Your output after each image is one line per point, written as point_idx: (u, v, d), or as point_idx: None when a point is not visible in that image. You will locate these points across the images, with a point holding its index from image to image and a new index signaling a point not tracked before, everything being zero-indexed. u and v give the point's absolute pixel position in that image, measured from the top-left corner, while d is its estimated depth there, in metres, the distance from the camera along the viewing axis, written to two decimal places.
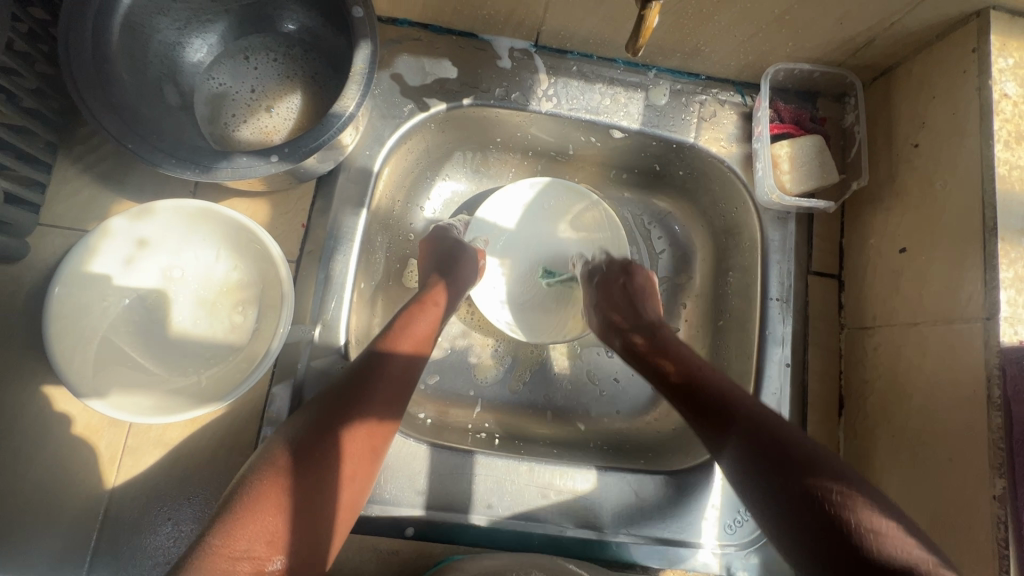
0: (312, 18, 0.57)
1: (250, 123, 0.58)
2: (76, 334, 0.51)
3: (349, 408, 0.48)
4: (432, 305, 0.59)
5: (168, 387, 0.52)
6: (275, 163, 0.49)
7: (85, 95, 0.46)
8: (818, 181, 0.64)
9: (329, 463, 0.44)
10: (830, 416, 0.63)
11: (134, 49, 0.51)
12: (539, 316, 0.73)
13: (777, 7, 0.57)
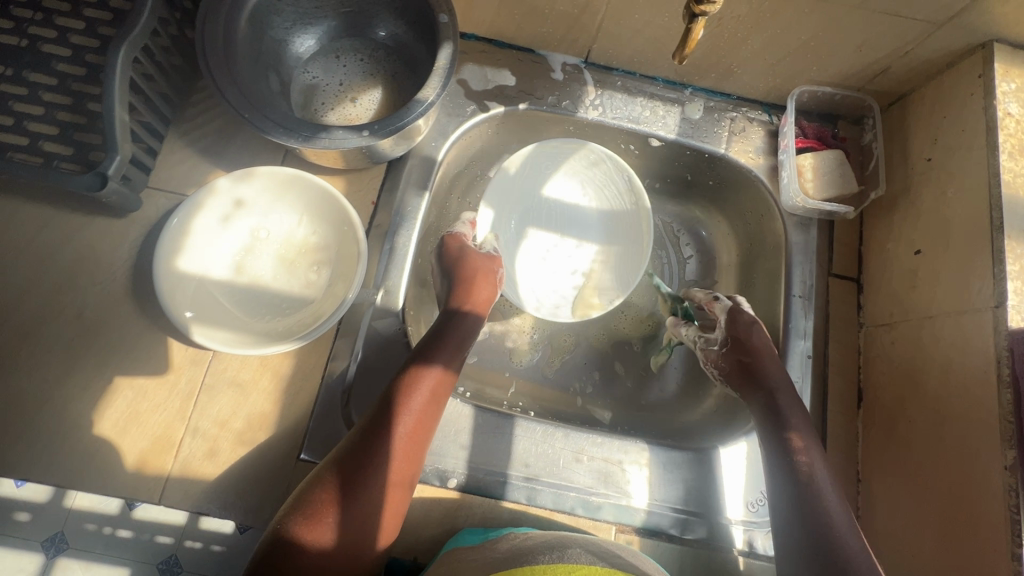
0: (398, 28, 0.66)
1: (337, 112, 0.67)
2: (177, 275, 0.57)
3: (382, 438, 0.51)
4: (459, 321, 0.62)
5: (250, 331, 0.59)
6: (366, 137, 0.57)
7: (217, 72, 0.55)
8: (838, 190, 0.70)
9: (367, 497, 0.49)
10: (850, 407, 0.67)
11: (254, 39, 0.60)
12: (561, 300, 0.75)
13: (804, 34, 0.65)
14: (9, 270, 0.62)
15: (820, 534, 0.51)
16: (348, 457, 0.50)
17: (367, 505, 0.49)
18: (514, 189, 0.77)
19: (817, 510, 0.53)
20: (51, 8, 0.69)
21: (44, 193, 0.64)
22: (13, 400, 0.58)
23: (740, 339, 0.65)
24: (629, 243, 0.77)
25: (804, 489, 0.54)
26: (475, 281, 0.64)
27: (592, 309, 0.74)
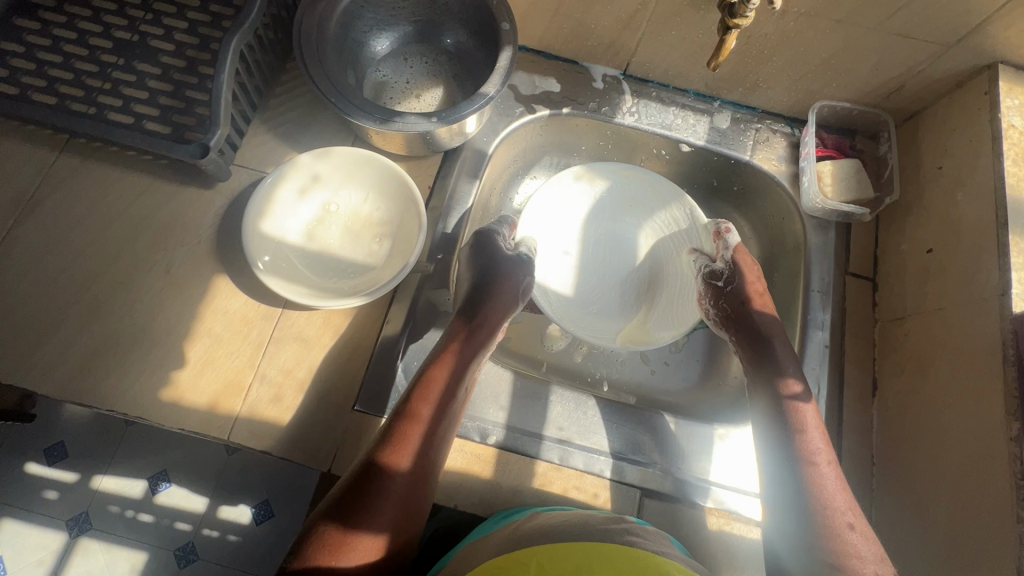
0: (461, 36, 0.75)
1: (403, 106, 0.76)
2: (261, 237, 0.65)
3: (426, 418, 0.57)
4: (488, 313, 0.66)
5: (320, 289, 0.66)
6: (434, 122, 0.65)
7: (311, 62, 0.64)
8: (855, 194, 0.76)
9: (417, 472, 0.55)
10: (866, 395, 0.71)
11: (341, 38, 0.69)
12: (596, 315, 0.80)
13: (825, 52, 0.72)
14: (107, 228, 0.69)
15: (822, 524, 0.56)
16: (398, 436, 0.55)
17: (416, 480, 0.54)
18: (550, 224, 0.83)
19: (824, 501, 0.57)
20: (160, 10, 0.80)
21: (143, 164, 0.72)
22: (105, 342, 0.65)
23: (744, 280, 0.73)
24: (678, 276, 0.82)
25: (810, 481, 0.59)
26: (502, 276, 0.67)
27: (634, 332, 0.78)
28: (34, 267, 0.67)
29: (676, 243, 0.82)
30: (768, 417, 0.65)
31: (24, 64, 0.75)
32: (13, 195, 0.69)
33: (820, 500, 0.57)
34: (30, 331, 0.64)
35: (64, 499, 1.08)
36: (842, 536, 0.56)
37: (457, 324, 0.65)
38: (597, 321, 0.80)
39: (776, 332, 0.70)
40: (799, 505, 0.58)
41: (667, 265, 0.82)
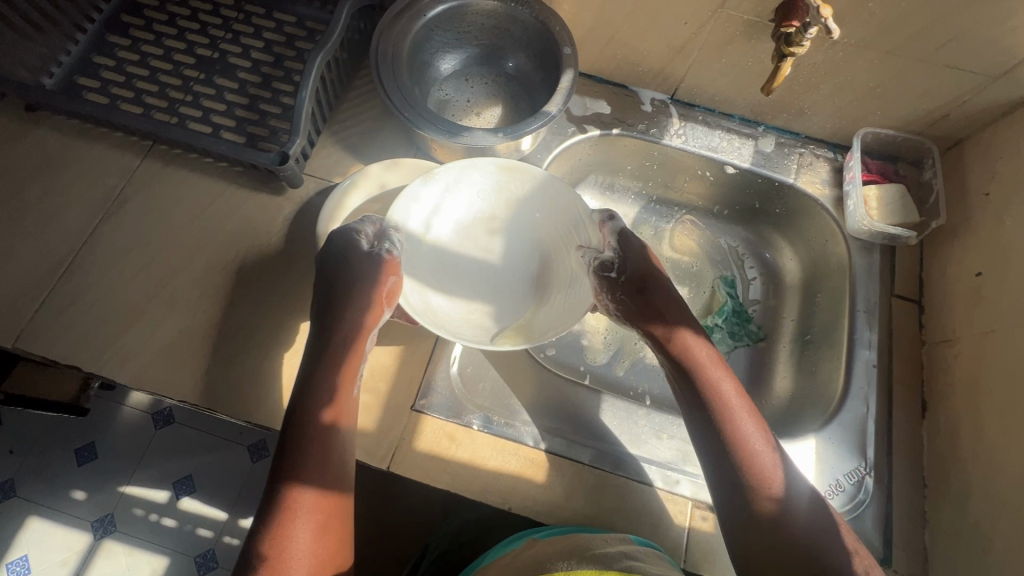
0: (521, 60, 0.79)
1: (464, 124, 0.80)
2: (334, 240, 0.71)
3: (322, 395, 0.58)
4: (346, 305, 0.62)
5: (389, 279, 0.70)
6: (501, 137, 0.68)
7: (386, 81, 0.69)
8: (901, 218, 0.78)
9: (325, 444, 0.56)
10: (915, 415, 0.72)
11: (412, 60, 0.74)
12: (475, 322, 0.70)
13: (872, 81, 0.75)
14: (184, 230, 0.74)
15: (768, 521, 0.54)
16: (294, 419, 0.57)
17: (326, 450, 0.56)
18: (432, 193, 0.70)
19: (762, 497, 0.55)
20: (239, 31, 0.86)
21: (220, 171, 0.77)
22: (179, 337, 0.68)
23: (635, 265, 0.68)
24: (573, 277, 0.72)
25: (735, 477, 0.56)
26: (352, 269, 0.63)
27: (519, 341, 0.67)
28: (116, 264, 0.71)
29: (567, 239, 0.74)
30: (689, 416, 0.61)
31: (114, 76, 0.81)
32: (100, 197, 0.74)
33: (758, 498, 0.55)
34: (111, 324, 0.68)
35: (91, 501, 1.20)
36: (800, 530, 0.53)
37: (325, 320, 0.62)
38: (465, 299, 0.72)
39: (682, 317, 0.65)
40: (735, 503, 0.56)
41: (559, 264, 0.73)
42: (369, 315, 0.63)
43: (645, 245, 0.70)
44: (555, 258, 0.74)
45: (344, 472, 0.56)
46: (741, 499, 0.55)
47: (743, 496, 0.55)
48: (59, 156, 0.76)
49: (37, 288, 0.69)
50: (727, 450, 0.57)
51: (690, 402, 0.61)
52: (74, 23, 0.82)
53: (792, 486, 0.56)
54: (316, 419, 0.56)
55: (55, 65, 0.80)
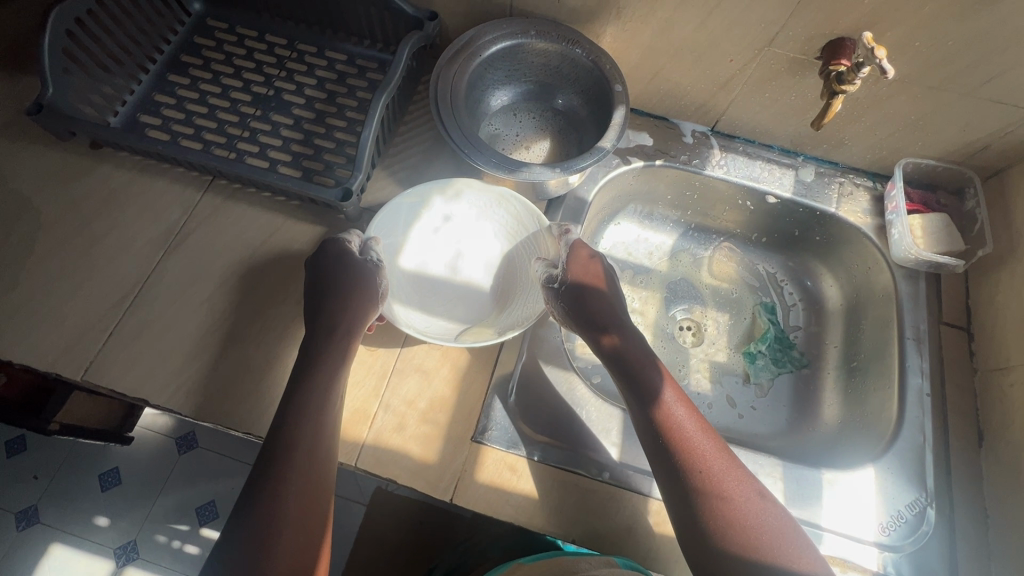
0: (569, 96, 0.83)
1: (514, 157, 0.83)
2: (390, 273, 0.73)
3: (307, 410, 0.58)
4: (333, 309, 0.64)
5: (429, 315, 0.73)
6: (558, 172, 0.70)
7: (446, 115, 0.72)
8: (946, 246, 0.79)
9: (307, 460, 0.56)
10: (972, 445, 0.72)
11: (467, 97, 0.78)
12: (444, 328, 0.71)
13: (915, 114, 0.77)
14: (243, 263, 0.75)
15: (720, 528, 0.53)
16: (276, 433, 0.57)
17: (307, 462, 0.55)
18: (423, 229, 0.75)
19: (714, 501, 0.54)
20: (293, 69, 0.89)
21: (277, 205, 0.79)
22: (240, 370, 0.69)
23: (579, 278, 0.68)
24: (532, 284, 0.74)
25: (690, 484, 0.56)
26: (336, 280, 0.65)
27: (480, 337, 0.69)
28: (178, 298, 0.72)
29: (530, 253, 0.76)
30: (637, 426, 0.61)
31: (175, 113, 0.84)
32: (162, 232, 0.76)
33: (705, 499, 0.55)
34: (173, 357, 0.69)
35: (115, 526, 1.20)
36: (747, 529, 0.53)
37: (314, 329, 0.64)
38: (441, 316, 0.73)
39: (626, 328, 0.67)
40: (691, 509, 0.55)
41: (521, 273, 0.76)
42: (351, 321, 0.64)
43: (595, 256, 0.70)
44: (518, 267, 0.77)
45: (323, 483, 0.56)
46: (690, 506, 0.55)
47: (694, 502, 0.55)
48: (122, 193, 0.78)
49: (99, 320, 0.70)
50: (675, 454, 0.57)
51: (636, 411, 0.61)
52: (137, 63, 0.85)
53: (743, 492, 0.55)
54: (298, 433, 0.56)
55: (119, 105, 0.83)
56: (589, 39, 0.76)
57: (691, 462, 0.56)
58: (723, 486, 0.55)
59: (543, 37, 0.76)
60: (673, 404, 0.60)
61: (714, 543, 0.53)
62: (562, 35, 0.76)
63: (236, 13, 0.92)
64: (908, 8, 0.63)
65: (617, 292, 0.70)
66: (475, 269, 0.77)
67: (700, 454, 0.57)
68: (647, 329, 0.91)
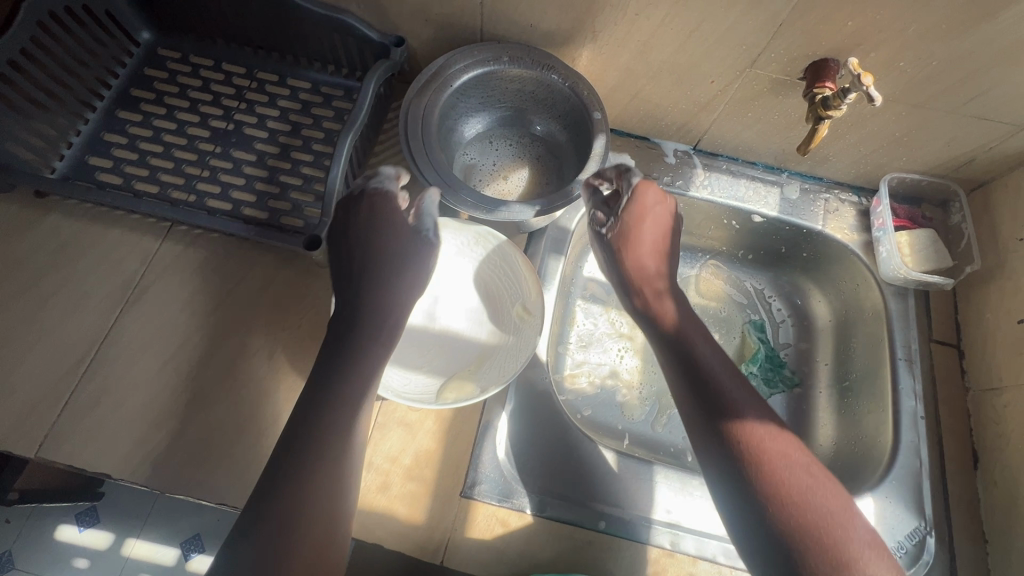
0: (547, 121, 0.81)
1: (491, 189, 0.80)
2: None
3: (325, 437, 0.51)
4: (380, 287, 0.61)
5: (405, 369, 0.67)
6: (539, 210, 0.67)
7: (417, 152, 0.68)
8: (935, 264, 0.78)
9: (323, 488, 0.50)
10: (966, 468, 0.71)
11: (439, 128, 0.75)
12: (422, 385, 0.65)
13: (898, 131, 0.75)
14: (210, 316, 0.71)
15: (759, 476, 0.53)
16: (273, 481, 0.50)
17: (318, 505, 0.49)
18: None
19: (755, 454, 0.54)
20: (253, 100, 0.84)
21: (244, 251, 0.74)
22: (212, 433, 0.65)
23: (632, 223, 0.69)
24: (514, 334, 0.68)
25: (730, 439, 0.55)
26: (379, 259, 0.62)
27: (460, 395, 0.63)
28: (141, 357, 0.68)
29: (510, 298, 0.71)
30: (675, 381, 0.62)
31: (127, 154, 0.78)
32: (119, 286, 0.71)
33: (744, 451, 0.54)
34: (137, 423, 0.65)
35: (94, 567, 1.15)
36: (790, 486, 0.52)
37: (353, 309, 0.60)
38: (419, 370, 0.67)
39: (672, 293, 0.68)
40: (730, 461, 0.55)
41: (503, 321, 0.70)
42: (393, 269, 0.62)
43: (659, 204, 0.70)
44: (499, 315, 0.71)
45: (335, 531, 0.50)
46: (727, 457, 0.55)
47: (733, 453, 0.55)
48: (73, 244, 0.73)
49: (54, 386, 0.65)
50: (740, 453, 0.54)
51: (696, 406, 0.59)
52: (80, 99, 0.79)
53: (789, 451, 0.54)
54: (313, 477, 0.50)
55: (65, 147, 0.77)
56: (564, 64, 0.73)
57: (759, 465, 0.53)
58: (767, 444, 0.54)
59: (516, 63, 0.73)
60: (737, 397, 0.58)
61: (769, 526, 0.51)
62: (536, 60, 0.72)
63: (189, 40, 0.86)
64: (894, 27, 0.61)
65: (670, 251, 0.71)
66: (455, 317, 0.72)
67: (743, 411, 0.57)
68: (636, 354, 0.89)
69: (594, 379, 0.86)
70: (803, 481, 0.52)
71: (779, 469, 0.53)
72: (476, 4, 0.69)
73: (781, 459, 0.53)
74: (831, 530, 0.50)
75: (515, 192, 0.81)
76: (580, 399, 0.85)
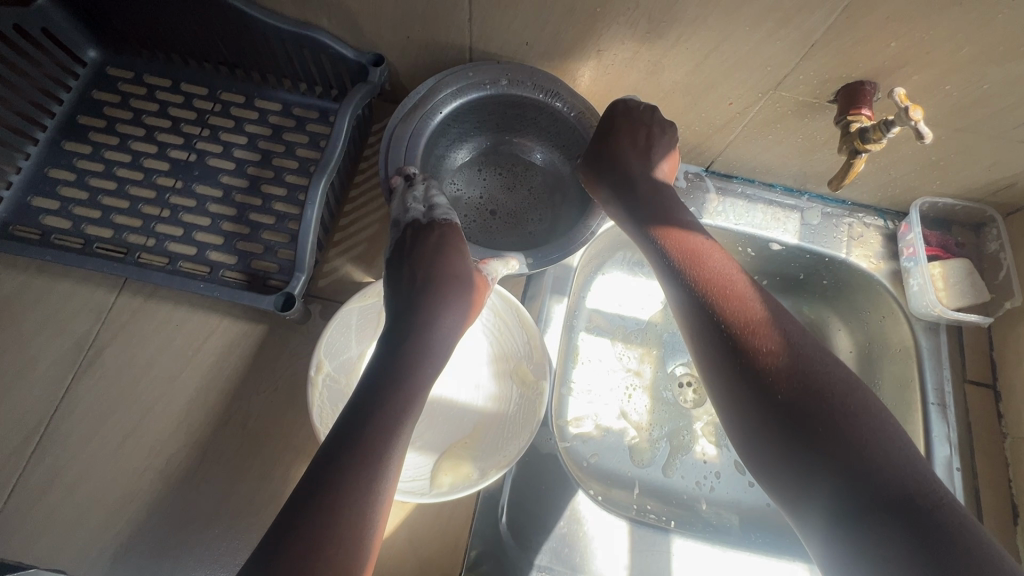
0: (546, 148, 0.73)
1: (478, 225, 0.71)
2: (336, 397, 0.61)
3: (356, 459, 0.42)
4: (422, 334, 0.54)
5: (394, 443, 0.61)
6: (530, 265, 0.63)
7: (399, 195, 0.61)
8: (970, 300, 0.72)
9: (353, 518, 0.40)
10: (1006, 524, 0.66)
11: (426, 158, 0.67)
12: (413, 467, 0.59)
13: (935, 155, 0.68)
14: (174, 379, 0.63)
15: (784, 390, 0.45)
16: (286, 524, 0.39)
17: (338, 539, 0.39)
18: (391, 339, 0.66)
19: (776, 367, 0.46)
20: (217, 125, 0.75)
21: (210, 302, 0.67)
22: (178, 516, 0.58)
23: (621, 140, 0.63)
24: (517, 402, 0.63)
25: (750, 355, 0.47)
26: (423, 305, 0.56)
27: (457, 478, 0.57)
28: (98, 428, 0.61)
29: (512, 358, 0.65)
30: (676, 299, 0.54)
31: (75, 192, 0.70)
32: (71, 346, 0.64)
33: (763, 364, 0.46)
34: (94, 508, 0.58)
35: None
36: (825, 398, 0.43)
37: (399, 348, 0.52)
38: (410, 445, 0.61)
39: (673, 206, 0.60)
40: (751, 378, 0.46)
41: (503, 387, 0.64)
42: (449, 299, 0.57)
43: (649, 118, 0.64)
44: (501, 379, 0.65)
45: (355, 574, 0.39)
46: (745, 376, 0.47)
47: (751, 374, 0.46)
48: (18, 299, 0.65)
49: (3, 466, 0.59)
50: (763, 369, 0.46)
51: (704, 329, 0.50)
52: (18, 131, 0.70)
53: (816, 361, 0.46)
54: (336, 504, 0.40)
55: (3, 187, 0.69)
56: (570, 89, 0.66)
57: (785, 380, 0.45)
58: (793, 356, 0.46)
59: (515, 87, 0.65)
60: (776, 352, 0.46)
61: (805, 445, 0.43)
62: (539, 84, 0.65)
63: (143, 58, 0.77)
64: (945, 49, 0.53)
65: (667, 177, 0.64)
66: (453, 382, 0.66)
67: (761, 321, 0.48)
68: (646, 392, 0.82)
69: (600, 422, 0.79)
70: (841, 394, 0.44)
71: (809, 380, 0.44)
72: (465, 21, 0.60)
73: (813, 372, 0.45)
74: (881, 445, 0.41)
75: (504, 229, 0.72)
76: (587, 444, 0.77)
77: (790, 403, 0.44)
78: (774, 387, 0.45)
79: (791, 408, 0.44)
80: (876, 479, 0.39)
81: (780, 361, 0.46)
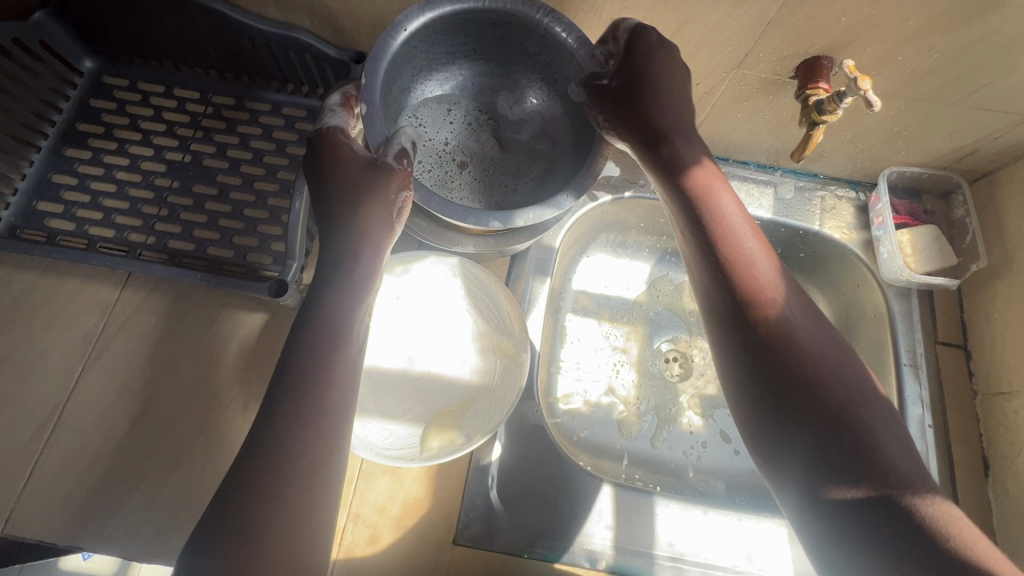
0: (541, 91, 0.70)
1: (442, 173, 0.70)
2: None
3: (306, 403, 0.47)
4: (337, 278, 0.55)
5: (388, 420, 0.64)
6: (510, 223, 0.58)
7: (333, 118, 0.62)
8: (939, 264, 0.75)
9: (302, 456, 0.45)
10: (977, 476, 0.69)
11: (395, 80, 0.64)
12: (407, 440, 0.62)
13: (897, 125, 0.70)
14: (177, 367, 0.67)
15: (751, 326, 0.48)
16: (270, 481, 0.43)
17: (291, 477, 0.44)
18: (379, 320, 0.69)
19: (751, 302, 0.49)
20: (210, 127, 0.78)
21: (209, 294, 0.70)
22: (185, 496, 0.61)
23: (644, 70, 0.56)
24: (502, 372, 0.66)
25: (733, 288, 0.50)
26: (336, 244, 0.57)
27: (449, 439, 0.62)
28: (106, 417, 0.64)
29: (496, 330, 0.69)
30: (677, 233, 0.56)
31: (78, 196, 0.73)
32: (79, 342, 0.67)
33: (739, 299, 0.49)
34: (106, 490, 0.61)
35: None
36: (788, 342, 0.47)
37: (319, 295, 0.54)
38: (400, 420, 0.64)
39: (691, 139, 0.57)
40: (730, 306, 0.50)
41: (490, 360, 0.68)
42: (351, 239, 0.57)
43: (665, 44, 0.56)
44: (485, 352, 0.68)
45: (312, 501, 0.44)
46: (725, 302, 0.50)
47: (728, 302, 0.50)
48: (27, 299, 0.69)
49: (20, 456, 0.62)
50: (742, 302, 0.49)
51: (699, 260, 0.53)
52: (22, 140, 0.74)
53: (789, 305, 0.49)
54: (285, 439, 0.45)
55: (10, 193, 0.72)
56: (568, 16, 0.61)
57: (759, 316, 0.48)
58: (766, 297, 0.49)
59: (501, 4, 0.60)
60: (755, 289, 0.49)
61: (761, 376, 0.47)
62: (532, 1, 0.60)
63: (137, 67, 0.80)
64: (891, 21, 0.56)
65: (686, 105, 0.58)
66: (440, 361, 0.69)
67: (750, 260, 0.50)
68: (633, 367, 0.84)
69: (588, 398, 0.82)
70: (808, 341, 0.47)
71: (776, 324, 0.48)
72: None
73: (785, 316, 0.48)
74: (835, 390, 0.45)
75: (462, 177, 0.70)
76: (576, 419, 0.80)
77: (760, 339, 0.48)
78: (744, 321, 0.49)
79: (758, 343, 0.48)
80: (825, 420, 0.44)
81: (758, 302, 0.49)
